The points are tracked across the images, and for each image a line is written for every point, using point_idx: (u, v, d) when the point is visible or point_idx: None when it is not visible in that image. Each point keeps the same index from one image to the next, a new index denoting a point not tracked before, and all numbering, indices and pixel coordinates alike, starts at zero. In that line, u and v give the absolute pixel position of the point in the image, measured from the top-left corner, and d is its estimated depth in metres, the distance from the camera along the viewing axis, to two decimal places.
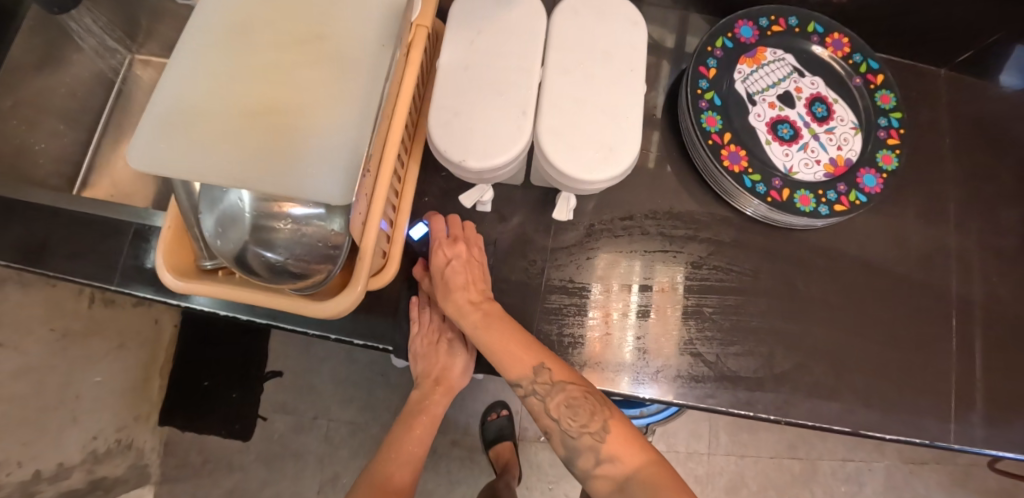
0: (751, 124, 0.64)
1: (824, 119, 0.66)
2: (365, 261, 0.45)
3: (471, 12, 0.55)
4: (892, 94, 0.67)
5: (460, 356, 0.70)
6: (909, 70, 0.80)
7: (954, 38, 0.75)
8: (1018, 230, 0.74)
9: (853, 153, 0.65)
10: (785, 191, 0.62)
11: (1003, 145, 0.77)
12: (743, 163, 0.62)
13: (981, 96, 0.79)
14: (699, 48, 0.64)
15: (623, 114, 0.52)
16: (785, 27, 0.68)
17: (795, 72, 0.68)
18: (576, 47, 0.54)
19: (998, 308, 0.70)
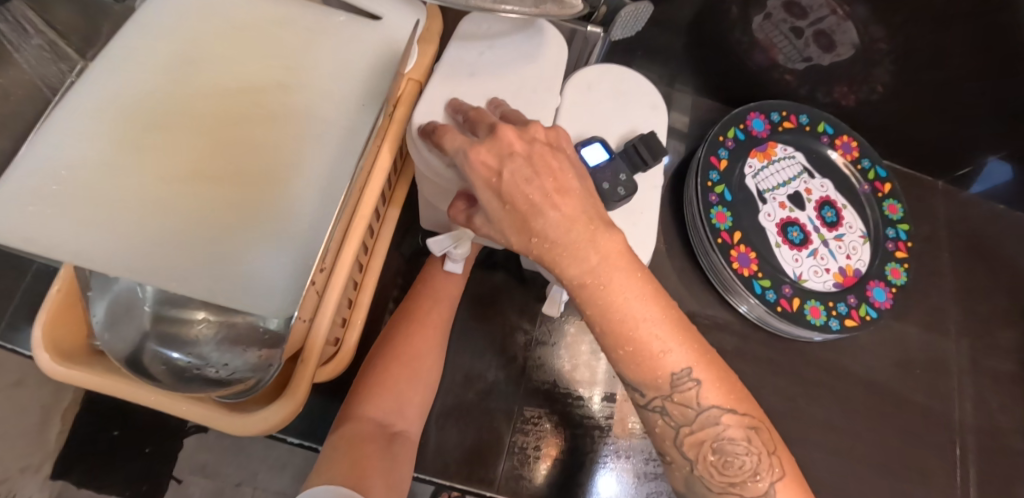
0: (760, 223, 0.59)
1: (834, 224, 0.62)
2: (310, 366, 0.36)
3: (469, 44, 0.43)
4: (900, 205, 0.64)
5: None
6: (906, 178, 0.79)
7: (951, 153, 0.74)
8: (1013, 354, 0.71)
9: (861, 263, 0.61)
10: (795, 300, 0.56)
11: (998, 264, 0.75)
12: (753, 266, 0.56)
13: (976, 211, 0.78)
14: (711, 137, 0.60)
15: (638, 209, 0.45)
16: (796, 124, 0.65)
17: (805, 172, 0.64)
18: (586, 126, 0.48)
19: (1000, 439, 0.66)
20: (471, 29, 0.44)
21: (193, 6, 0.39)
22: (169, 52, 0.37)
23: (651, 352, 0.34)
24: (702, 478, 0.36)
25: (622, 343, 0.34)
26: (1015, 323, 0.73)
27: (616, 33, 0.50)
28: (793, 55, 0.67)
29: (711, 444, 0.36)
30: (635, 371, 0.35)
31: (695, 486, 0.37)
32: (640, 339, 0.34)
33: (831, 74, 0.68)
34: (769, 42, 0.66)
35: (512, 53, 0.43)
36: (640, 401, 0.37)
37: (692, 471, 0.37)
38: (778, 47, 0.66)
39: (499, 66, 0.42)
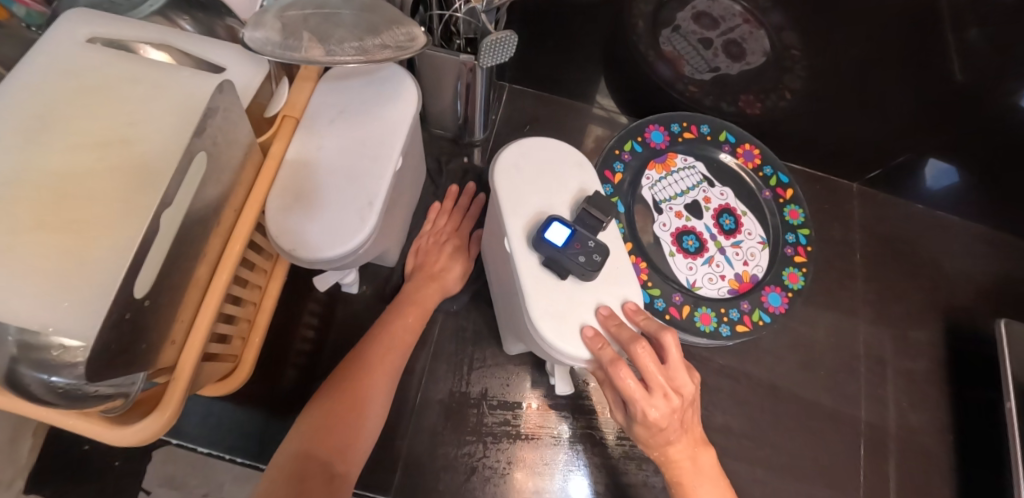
0: (654, 234, 0.63)
1: (731, 231, 0.64)
2: (180, 384, 0.40)
3: (336, 90, 0.51)
4: (802, 211, 0.65)
5: (460, 259, 0.65)
6: (821, 183, 0.79)
7: (868, 153, 0.75)
8: (929, 352, 0.71)
9: (759, 269, 0.63)
10: (685, 308, 0.59)
11: (917, 263, 0.75)
12: (642, 276, 0.59)
13: (893, 211, 0.79)
14: (606, 152, 0.62)
15: (610, 278, 0.43)
16: (697, 134, 0.66)
17: (705, 181, 0.66)
18: (536, 199, 0.45)
19: (909, 436, 0.67)
20: (337, 69, 0.52)
21: (81, 47, 0.38)
22: (46, 93, 0.36)
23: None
24: None
25: None
26: (931, 323, 0.73)
27: (481, 58, 0.51)
28: (701, 64, 0.67)
29: None
30: None
31: None
32: None
33: (740, 82, 0.69)
34: (676, 54, 0.67)
35: (379, 98, 0.51)
36: None
37: None
38: (684, 59, 0.68)
39: (364, 108, 0.50)
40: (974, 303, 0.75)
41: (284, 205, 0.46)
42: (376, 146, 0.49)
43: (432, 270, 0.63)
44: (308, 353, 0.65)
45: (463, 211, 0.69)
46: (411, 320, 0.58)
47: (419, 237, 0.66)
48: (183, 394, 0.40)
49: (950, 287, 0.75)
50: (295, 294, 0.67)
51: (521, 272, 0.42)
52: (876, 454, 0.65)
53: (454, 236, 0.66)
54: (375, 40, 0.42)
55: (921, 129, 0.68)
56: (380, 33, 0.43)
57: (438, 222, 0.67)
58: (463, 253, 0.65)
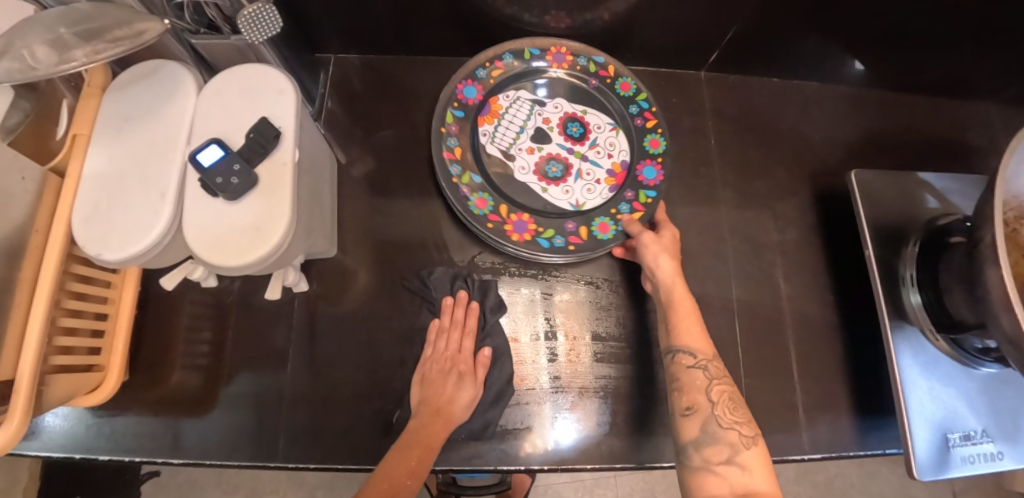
0: (519, 183, 0.67)
1: (581, 138, 0.70)
2: (21, 394, 0.44)
3: (122, 98, 0.53)
4: (630, 79, 0.71)
5: (467, 386, 0.63)
6: (667, 78, 0.77)
7: (703, 39, 0.72)
8: (796, 220, 0.72)
9: (624, 153, 0.70)
10: (583, 230, 0.66)
11: (776, 134, 0.75)
12: (531, 227, 0.65)
13: (746, 90, 0.78)
14: (435, 136, 0.65)
15: (268, 190, 0.49)
16: (503, 66, 0.70)
17: (535, 104, 0.71)
18: (217, 129, 0.51)
19: (781, 304, 0.68)
20: (121, 77, 0.54)
21: None
22: None
23: (692, 335, 0.55)
24: (719, 415, 0.50)
25: (681, 320, 0.56)
26: (796, 192, 0.73)
27: (250, 35, 0.53)
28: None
29: (727, 395, 0.52)
30: (674, 346, 0.55)
31: (710, 425, 0.49)
32: (687, 325, 0.55)
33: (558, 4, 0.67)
34: None
35: (161, 96, 0.53)
36: (693, 358, 0.54)
37: (712, 410, 0.50)
38: None
39: (152, 110, 0.52)
40: (840, 164, 0.75)
41: (87, 214, 0.49)
42: (165, 141, 0.51)
43: (437, 403, 0.61)
44: (195, 363, 0.66)
45: (461, 326, 0.67)
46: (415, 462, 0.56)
47: (423, 367, 0.65)
48: (28, 404, 0.45)
49: (811, 151, 0.75)
50: (165, 309, 0.68)
51: (189, 194, 0.49)
52: (753, 331, 0.67)
53: (460, 360, 0.65)
54: (104, 39, 0.46)
55: (745, 6, 0.66)
56: (104, 30, 0.46)
57: (440, 346, 0.65)
58: (469, 378, 0.64)
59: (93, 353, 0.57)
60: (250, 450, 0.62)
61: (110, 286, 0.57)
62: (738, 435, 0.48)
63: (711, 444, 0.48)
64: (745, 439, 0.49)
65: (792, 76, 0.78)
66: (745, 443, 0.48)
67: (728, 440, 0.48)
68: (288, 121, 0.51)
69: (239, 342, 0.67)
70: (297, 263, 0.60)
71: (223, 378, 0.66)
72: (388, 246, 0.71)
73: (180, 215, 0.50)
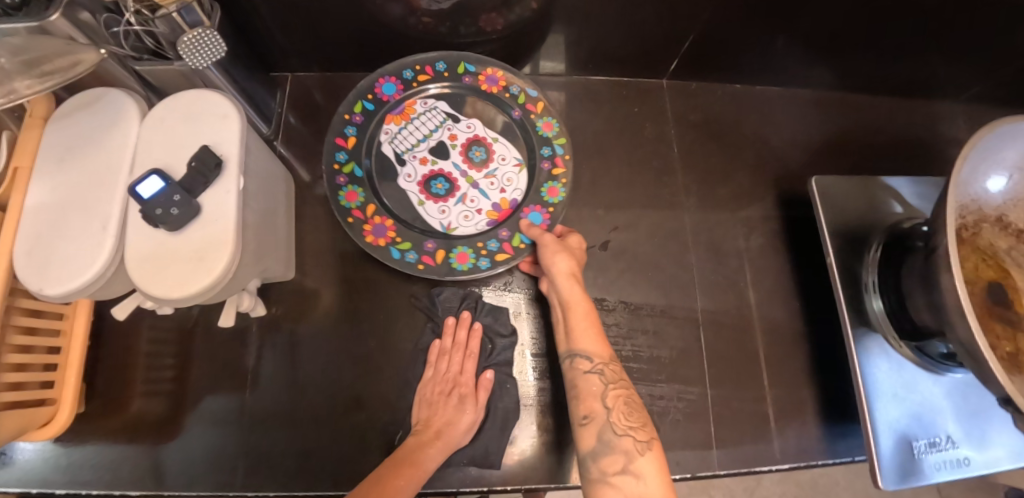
0: (400, 188, 0.68)
1: (481, 164, 0.69)
2: None
3: (66, 127, 0.52)
4: (554, 121, 0.69)
5: (467, 412, 0.62)
6: (630, 87, 0.77)
7: (662, 48, 0.72)
8: (760, 227, 0.71)
9: (518, 192, 0.68)
10: (438, 254, 0.64)
11: (739, 140, 0.75)
12: (389, 235, 0.64)
13: (709, 97, 0.77)
14: (336, 120, 0.67)
15: (211, 219, 0.48)
16: (432, 73, 0.70)
17: (448, 118, 0.71)
18: (159, 157, 0.50)
19: (746, 313, 0.68)
20: (64, 105, 0.53)
21: None
22: None
23: (592, 341, 0.56)
24: (613, 422, 0.51)
25: (581, 324, 0.57)
26: (761, 197, 0.73)
27: (192, 61, 0.53)
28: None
29: (624, 400, 0.53)
30: (574, 351, 0.56)
31: (604, 433, 0.50)
32: (585, 328, 0.57)
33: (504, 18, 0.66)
34: None
35: (103, 125, 0.52)
36: (588, 365, 0.55)
37: (607, 418, 0.51)
38: None
39: (94, 139, 0.51)
40: (806, 167, 0.75)
41: (28, 248, 0.48)
42: (107, 170, 0.50)
43: (436, 425, 0.60)
44: (158, 389, 0.65)
45: (462, 348, 0.66)
46: (404, 482, 0.53)
47: (422, 389, 0.64)
48: None
49: (776, 157, 0.75)
50: (124, 337, 0.67)
51: (132, 225, 0.48)
52: (719, 340, 0.66)
53: (462, 383, 0.64)
54: (36, 71, 0.46)
55: (702, 13, 0.65)
56: (43, 60, 0.46)
57: (442, 368, 0.65)
58: (471, 402, 0.63)
59: (44, 385, 0.56)
60: (211, 478, 0.62)
61: (61, 317, 0.57)
62: (632, 442, 0.49)
63: (606, 454, 0.49)
64: (638, 445, 0.49)
65: (754, 81, 0.78)
66: (639, 450, 0.48)
67: (621, 449, 0.49)
68: (232, 148, 0.50)
69: (202, 367, 0.66)
70: (252, 288, 0.59)
71: (188, 403, 0.65)
72: (352, 264, 0.71)
73: (123, 246, 0.49)
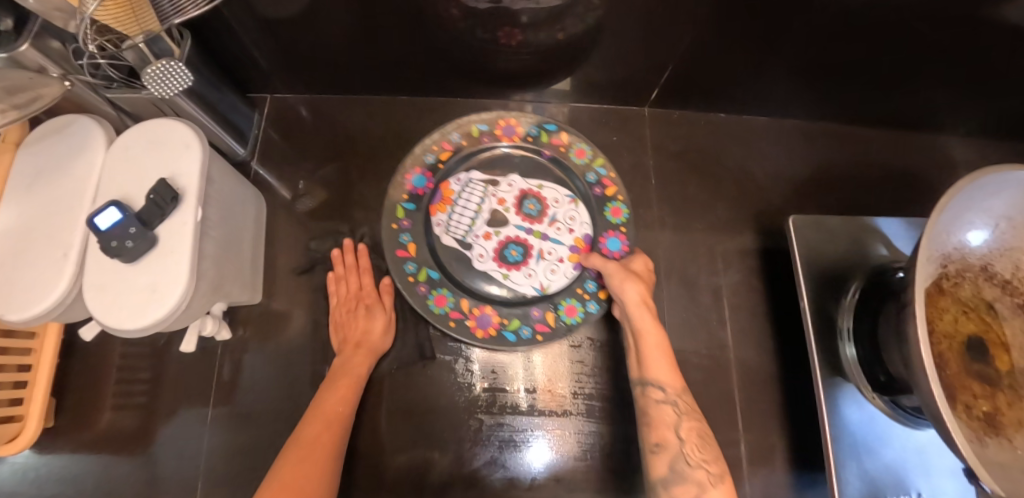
0: (476, 270, 0.65)
1: (540, 215, 0.67)
2: None
3: (36, 153, 0.53)
4: (585, 146, 0.68)
5: (379, 316, 0.66)
6: (610, 114, 0.77)
7: (641, 78, 0.71)
8: (737, 264, 0.70)
9: (586, 226, 0.67)
10: (549, 318, 0.63)
11: (718, 173, 0.74)
12: (495, 322, 0.62)
13: (691, 126, 0.76)
14: (386, 234, 0.63)
15: (166, 252, 0.48)
16: (450, 147, 0.68)
17: (488, 184, 0.68)
18: (120, 187, 0.51)
19: (716, 353, 0.66)
20: (35, 131, 0.54)
21: None
22: None
23: (659, 371, 0.54)
24: (687, 453, 0.48)
25: (654, 347, 0.55)
26: (741, 230, 0.72)
27: (158, 90, 0.53)
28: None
29: (696, 433, 0.50)
30: (644, 378, 0.54)
31: (677, 463, 0.48)
32: (654, 355, 0.54)
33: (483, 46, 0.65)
34: None
35: (72, 152, 0.53)
36: (662, 394, 0.52)
37: (681, 447, 0.49)
38: None
39: (63, 166, 0.52)
40: (790, 203, 0.74)
41: None
42: (72, 199, 0.51)
43: (354, 337, 0.64)
44: (131, 403, 0.67)
45: (355, 268, 0.69)
46: (342, 407, 0.58)
47: (332, 315, 0.68)
48: None
49: (756, 190, 0.73)
50: (98, 351, 0.68)
51: (91, 255, 0.49)
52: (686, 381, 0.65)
53: (364, 296, 0.68)
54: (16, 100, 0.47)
55: (680, 45, 0.63)
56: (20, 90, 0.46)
57: (342, 288, 0.68)
58: (378, 306, 0.67)
59: (14, 401, 0.57)
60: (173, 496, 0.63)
61: (33, 336, 0.59)
62: (706, 473, 0.47)
63: (678, 483, 0.47)
64: (711, 478, 0.47)
65: (739, 112, 0.76)
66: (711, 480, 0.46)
67: (695, 480, 0.47)
68: (191, 180, 0.51)
69: (170, 384, 0.67)
70: (216, 313, 0.60)
71: (160, 419, 0.66)
72: (322, 287, 0.71)
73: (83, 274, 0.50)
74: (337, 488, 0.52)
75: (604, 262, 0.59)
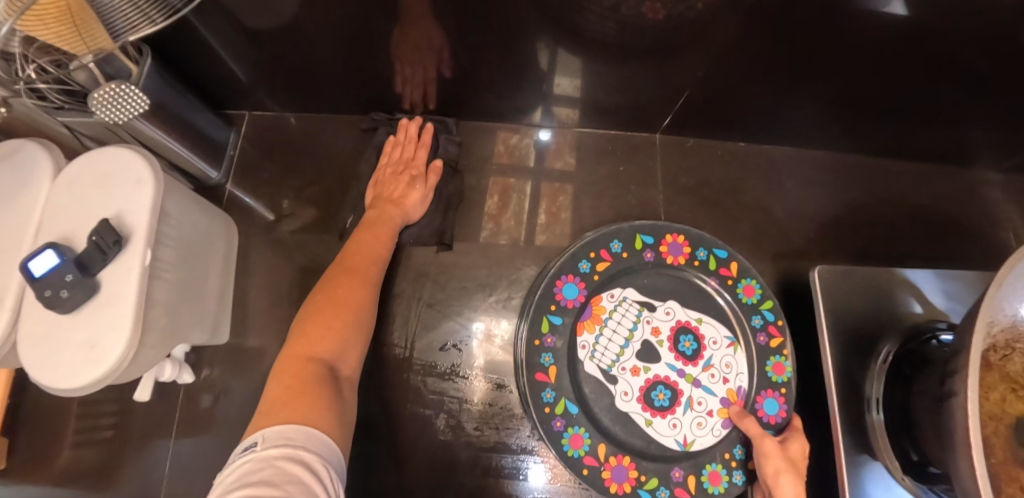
0: (619, 411, 0.56)
1: (694, 356, 0.58)
2: None
3: None
4: (755, 283, 0.58)
5: (420, 189, 0.65)
6: (618, 141, 0.72)
7: (653, 104, 0.65)
8: None
9: (742, 378, 0.57)
10: (690, 480, 0.54)
11: (732, 208, 0.68)
12: (631, 475, 0.54)
13: (706, 156, 0.71)
14: (527, 350, 0.55)
15: (109, 301, 0.44)
16: (610, 256, 0.59)
17: (643, 307, 0.59)
18: (63, 226, 0.46)
19: None
20: None
21: None
22: None
23: None
24: None
25: None
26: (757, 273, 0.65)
27: (110, 115, 0.48)
28: (441, 8, 0.48)
29: None
30: None
31: None
32: None
33: (479, 65, 0.59)
34: None
35: (16, 183, 0.48)
36: None
37: None
38: None
39: (5, 198, 0.48)
40: (811, 245, 0.67)
41: None
42: (13, 237, 0.46)
43: (389, 197, 0.63)
44: (89, 441, 0.62)
45: (415, 140, 0.68)
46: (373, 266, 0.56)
47: (379, 171, 0.66)
48: None
49: (773, 229, 0.68)
50: None
51: (28, 302, 0.44)
52: None
53: (413, 166, 0.66)
54: None
55: (695, 70, 0.56)
56: None
57: (395, 152, 0.67)
58: (421, 181, 0.65)
59: None
60: None
61: None
62: None
63: None
64: None
65: (758, 141, 0.70)
66: None
67: None
68: (141, 219, 0.45)
69: (133, 423, 0.63)
70: (177, 357, 0.56)
71: (119, 460, 0.61)
72: None
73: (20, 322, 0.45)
74: (366, 348, 0.50)
75: (760, 431, 0.51)
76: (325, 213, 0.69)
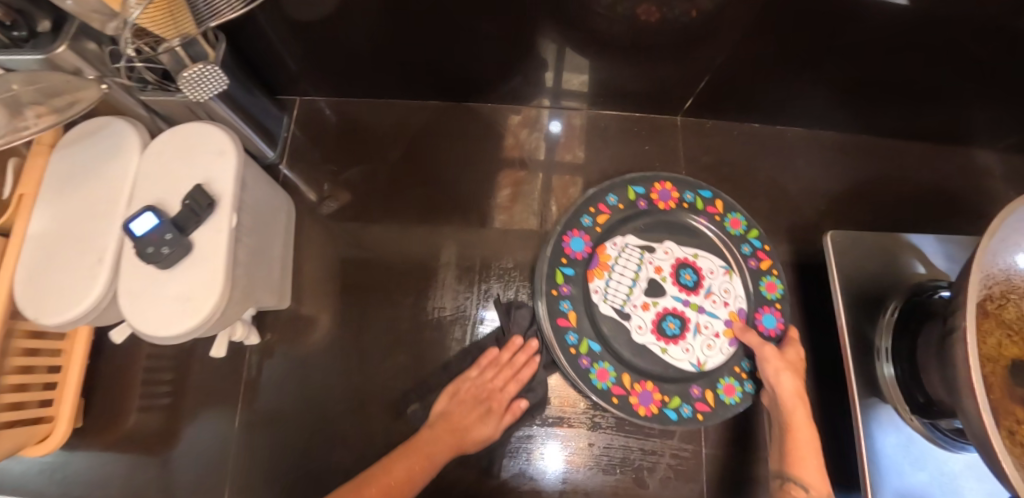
0: (637, 344, 0.60)
1: (696, 286, 0.64)
2: None
3: (71, 156, 0.53)
4: (740, 216, 0.66)
5: (490, 425, 0.61)
6: (641, 123, 0.77)
7: (675, 89, 0.71)
8: None
9: (740, 300, 0.64)
10: (709, 396, 0.60)
11: (748, 184, 0.74)
12: (657, 399, 0.59)
13: (723, 137, 0.76)
14: (544, 300, 0.60)
15: (201, 258, 0.48)
16: (607, 209, 0.65)
17: (645, 250, 0.65)
18: (154, 192, 0.50)
19: None
20: (69, 133, 0.54)
21: None
22: None
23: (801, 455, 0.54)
24: None
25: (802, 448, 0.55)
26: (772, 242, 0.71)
27: (195, 93, 0.53)
28: None
29: None
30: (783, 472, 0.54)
31: None
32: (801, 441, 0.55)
33: (518, 53, 0.64)
34: None
35: (106, 155, 0.52)
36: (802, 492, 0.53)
37: None
38: None
39: (96, 168, 0.52)
40: (821, 216, 0.73)
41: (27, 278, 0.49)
42: (106, 202, 0.51)
43: (456, 423, 0.60)
44: (154, 404, 0.66)
45: (513, 367, 0.64)
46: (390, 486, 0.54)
47: (460, 383, 0.63)
48: None
49: (788, 202, 0.73)
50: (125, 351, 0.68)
51: (126, 259, 0.49)
52: None
53: (496, 398, 0.62)
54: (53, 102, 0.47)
55: (716, 57, 0.62)
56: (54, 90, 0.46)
57: (487, 375, 0.63)
58: (496, 418, 0.62)
59: (44, 403, 0.58)
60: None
61: (62, 338, 0.58)
62: None
63: None
64: None
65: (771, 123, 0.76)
66: None
67: None
68: (225, 186, 0.50)
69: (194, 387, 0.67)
70: (246, 318, 0.61)
71: (182, 421, 0.66)
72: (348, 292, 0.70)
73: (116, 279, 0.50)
74: None
75: (760, 341, 0.59)
76: (369, 192, 0.74)
